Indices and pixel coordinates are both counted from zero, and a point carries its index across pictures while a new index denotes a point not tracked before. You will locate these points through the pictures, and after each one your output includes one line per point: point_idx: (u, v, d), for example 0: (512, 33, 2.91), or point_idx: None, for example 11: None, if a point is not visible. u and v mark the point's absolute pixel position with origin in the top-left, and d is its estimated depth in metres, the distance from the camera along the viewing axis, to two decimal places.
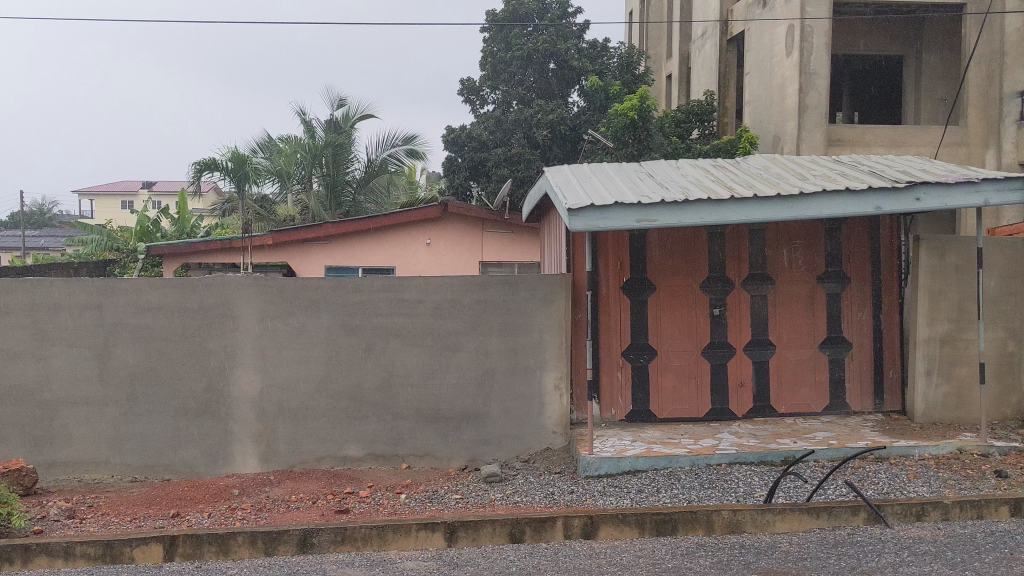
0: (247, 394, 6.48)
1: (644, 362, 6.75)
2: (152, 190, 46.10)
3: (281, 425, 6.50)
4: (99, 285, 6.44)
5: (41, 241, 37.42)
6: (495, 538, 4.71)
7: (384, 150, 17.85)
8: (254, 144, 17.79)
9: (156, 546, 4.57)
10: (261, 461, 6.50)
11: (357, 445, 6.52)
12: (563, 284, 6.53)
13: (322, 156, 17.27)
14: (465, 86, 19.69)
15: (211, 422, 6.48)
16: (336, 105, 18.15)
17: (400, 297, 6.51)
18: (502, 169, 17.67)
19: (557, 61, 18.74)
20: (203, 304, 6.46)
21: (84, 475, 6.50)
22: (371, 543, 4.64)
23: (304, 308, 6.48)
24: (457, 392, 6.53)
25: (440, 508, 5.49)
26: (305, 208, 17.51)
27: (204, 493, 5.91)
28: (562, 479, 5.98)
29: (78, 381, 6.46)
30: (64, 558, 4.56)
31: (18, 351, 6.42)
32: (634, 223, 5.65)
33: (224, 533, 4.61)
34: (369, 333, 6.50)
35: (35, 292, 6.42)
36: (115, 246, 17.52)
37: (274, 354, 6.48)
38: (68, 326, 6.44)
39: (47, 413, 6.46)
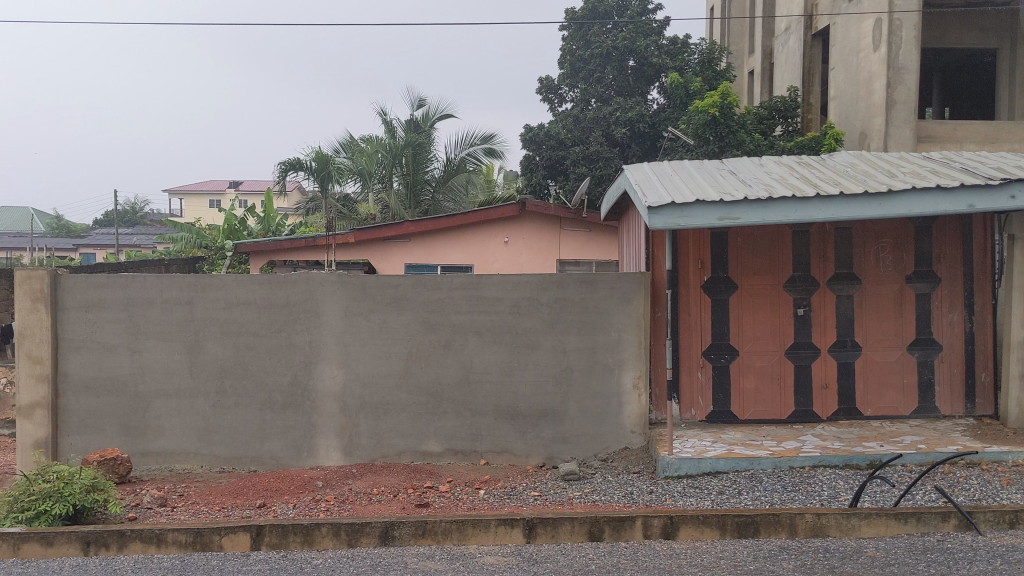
0: (331, 388, 6.62)
1: (725, 362, 6.67)
2: (238, 189, 47.26)
3: (362, 420, 6.61)
4: (191, 281, 6.65)
5: (133, 239, 38.78)
6: (574, 536, 4.72)
7: (463, 149, 18.02)
8: (338, 143, 18.20)
9: (243, 535, 4.71)
10: (344, 454, 6.63)
11: (436, 439, 6.59)
12: (642, 283, 6.49)
13: (402, 156, 17.55)
14: (543, 85, 19.81)
15: (296, 415, 6.63)
16: (416, 105, 18.36)
17: (478, 295, 6.56)
18: (581, 167, 17.52)
19: (637, 58, 18.64)
20: (289, 300, 6.61)
21: (175, 465, 6.69)
22: (451, 537, 4.71)
23: (385, 305, 6.58)
24: (536, 390, 6.55)
25: (518, 504, 5.51)
26: (385, 207, 17.78)
27: (289, 484, 6.05)
28: (640, 479, 5.95)
29: (170, 374, 6.66)
30: (157, 545, 4.73)
31: (114, 344, 6.65)
32: (716, 221, 5.60)
33: (309, 525, 4.72)
34: (448, 330, 6.57)
35: (130, 287, 6.65)
36: (203, 243, 17.99)
37: (357, 349, 6.60)
38: (161, 320, 6.65)
39: (141, 405, 6.67)
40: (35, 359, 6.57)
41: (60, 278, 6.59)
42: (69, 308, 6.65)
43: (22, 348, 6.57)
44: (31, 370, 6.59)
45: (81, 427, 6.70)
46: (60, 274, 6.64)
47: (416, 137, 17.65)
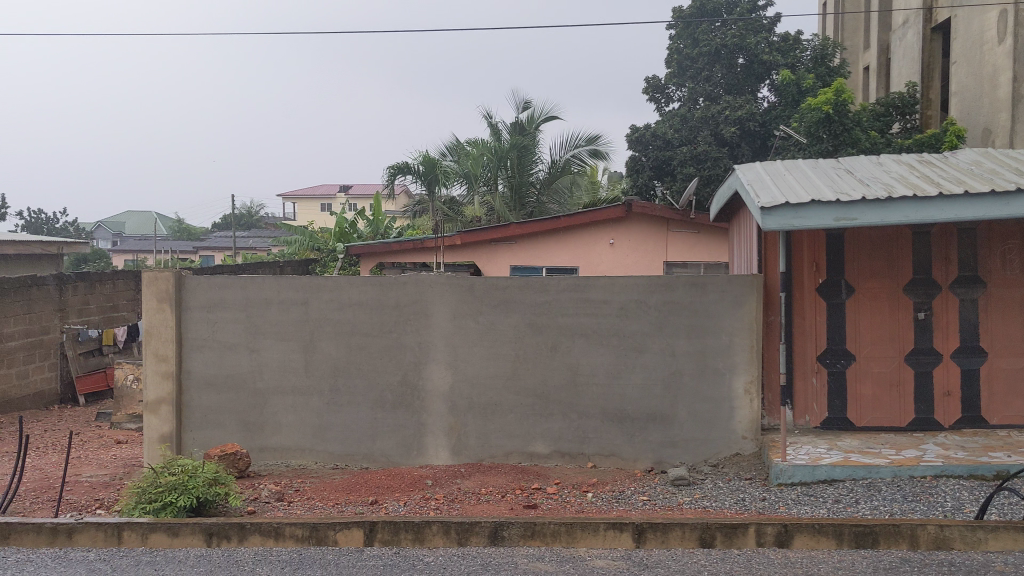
0: (440, 388, 6.70)
1: (841, 367, 6.47)
2: (348, 193, 48.42)
3: (470, 421, 6.67)
4: (306, 283, 6.83)
5: (250, 242, 40.18)
6: (685, 542, 4.66)
7: (568, 151, 17.92)
8: (444, 147, 18.52)
9: (357, 531, 4.82)
10: (452, 453, 6.71)
11: (544, 441, 6.60)
12: (754, 286, 6.36)
13: (507, 159, 17.65)
14: (650, 85, 19.64)
15: (406, 414, 6.75)
16: (522, 107, 18.44)
17: (585, 297, 6.54)
18: (688, 167, 17.28)
19: (746, 55, 18.30)
20: (399, 302, 6.73)
21: (291, 460, 6.89)
22: (560, 539, 4.71)
23: (493, 307, 6.63)
24: (644, 393, 6.49)
25: (627, 508, 5.48)
26: (491, 209, 17.90)
27: (400, 481, 6.15)
28: (752, 485, 5.83)
29: (287, 372, 6.86)
30: (275, 538, 4.88)
31: (235, 343, 6.90)
32: (831, 222, 5.46)
33: (420, 523, 4.81)
34: (555, 332, 6.57)
35: (249, 288, 6.88)
36: (315, 246, 18.57)
37: (465, 350, 6.67)
38: (278, 321, 6.86)
39: (259, 401, 6.89)
40: (161, 357, 6.88)
41: (184, 279, 6.88)
42: (193, 308, 6.92)
43: (150, 347, 6.88)
44: (158, 367, 6.89)
45: (203, 423, 6.97)
46: (184, 276, 6.93)
47: (522, 139, 17.67)
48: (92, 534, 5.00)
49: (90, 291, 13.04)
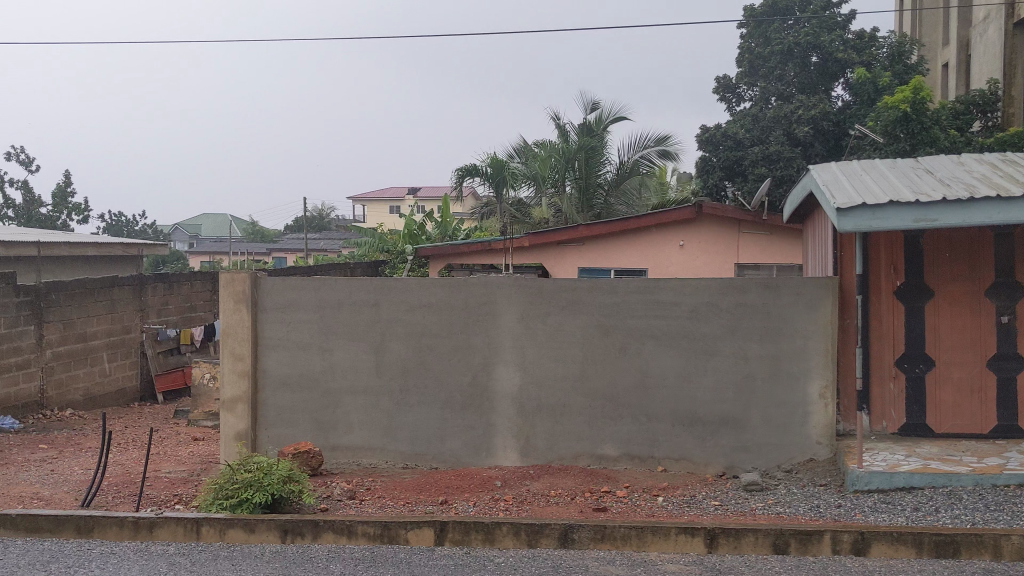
0: (509, 390, 6.72)
1: (920, 372, 6.30)
2: (417, 195, 48.87)
3: (539, 422, 6.67)
4: (377, 284, 6.91)
5: (321, 244, 40.81)
6: (758, 548, 4.60)
7: (636, 151, 17.82)
8: (512, 149, 18.67)
9: (428, 530, 4.88)
10: (521, 455, 6.72)
11: (613, 444, 6.56)
12: (830, 288, 6.24)
13: (575, 160, 17.60)
14: (720, 84, 19.39)
15: (475, 415, 6.78)
16: (590, 109, 18.41)
17: (656, 299, 6.49)
18: (760, 167, 17.09)
19: (820, 54, 17.95)
20: (468, 303, 6.77)
21: (363, 459, 6.98)
22: (630, 543, 4.69)
23: (562, 308, 6.62)
24: (716, 397, 6.41)
25: (698, 513, 5.42)
26: (558, 210, 17.86)
27: (469, 482, 6.17)
28: (827, 492, 5.72)
29: (358, 372, 6.96)
30: (348, 536, 4.96)
31: (308, 343, 7.01)
32: (910, 223, 5.33)
33: (490, 524, 4.84)
34: (624, 334, 6.53)
35: (322, 288, 6.99)
36: (385, 248, 18.82)
37: (534, 352, 6.67)
38: (350, 321, 6.96)
39: (332, 401, 7.00)
40: (237, 357, 7.02)
41: (260, 280, 7.01)
42: (267, 308, 7.06)
43: (227, 346, 7.03)
44: (234, 366, 7.04)
45: (278, 421, 7.10)
46: (260, 277, 7.06)
47: (590, 140, 17.60)
48: (172, 529, 5.14)
49: (169, 292, 13.40)
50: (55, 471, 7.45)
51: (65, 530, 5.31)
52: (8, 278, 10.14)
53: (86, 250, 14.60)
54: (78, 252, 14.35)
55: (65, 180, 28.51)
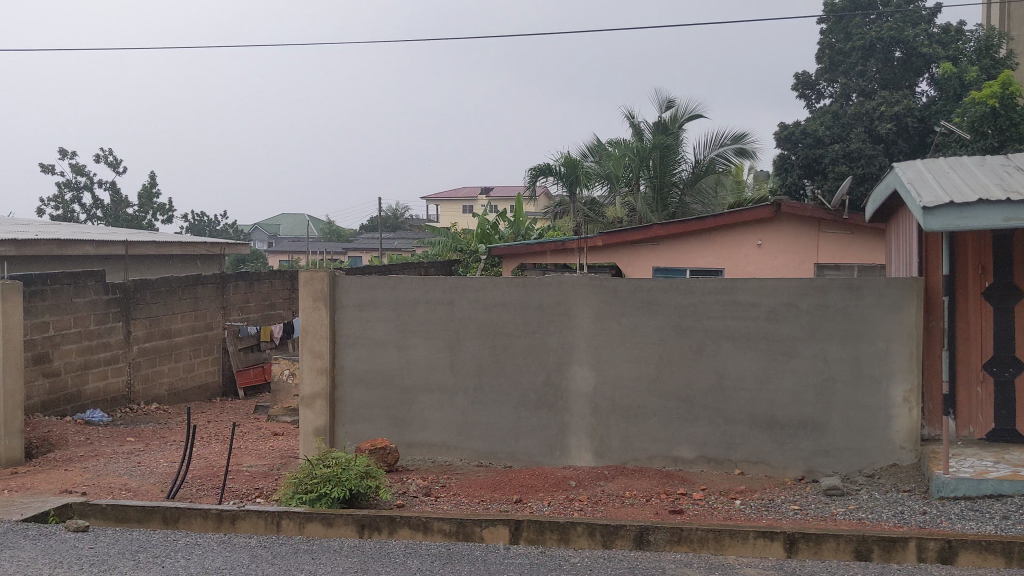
0: (583, 389, 6.70)
1: (1009, 376, 6.09)
2: (490, 195, 49.12)
3: (614, 422, 6.64)
4: (452, 283, 6.96)
5: (395, 243, 41.29)
6: (839, 554, 4.54)
7: (712, 150, 17.64)
8: (586, 148, 18.68)
9: (503, 529, 4.94)
10: (595, 455, 6.70)
11: (689, 446, 6.49)
12: (914, 288, 6.08)
13: (650, 159, 17.40)
14: (800, 80, 19.02)
15: (549, 415, 6.78)
16: (665, 107, 18.24)
17: (733, 299, 6.40)
18: (840, 166, 16.72)
19: (904, 48, 17.51)
20: (542, 302, 6.77)
21: (437, 456, 7.04)
22: (708, 546, 4.68)
23: (637, 309, 6.58)
24: (796, 399, 6.30)
25: (776, 517, 5.34)
26: (632, 209, 17.67)
27: (544, 481, 6.17)
28: (911, 498, 5.57)
29: (433, 370, 7.02)
30: (424, 532, 5.05)
31: (385, 341, 7.10)
32: (1001, 222, 5.15)
33: (565, 523, 4.87)
34: (701, 335, 6.46)
35: (398, 287, 7.07)
36: (458, 247, 18.95)
37: (609, 353, 6.64)
38: (426, 319, 7.02)
39: (407, 398, 7.08)
40: (317, 354, 7.16)
41: (338, 279, 7.13)
42: (345, 306, 7.17)
43: (307, 343, 7.17)
44: (313, 363, 7.18)
45: (354, 418, 7.21)
46: (338, 276, 7.18)
47: (665, 138, 17.35)
48: (254, 521, 5.27)
49: (250, 290, 13.71)
50: (142, 463, 7.69)
51: (153, 521, 5.49)
52: (98, 276, 10.49)
53: (171, 249, 15.02)
54: (164, 252, 14.78)
55: (150, 181, 29.35)
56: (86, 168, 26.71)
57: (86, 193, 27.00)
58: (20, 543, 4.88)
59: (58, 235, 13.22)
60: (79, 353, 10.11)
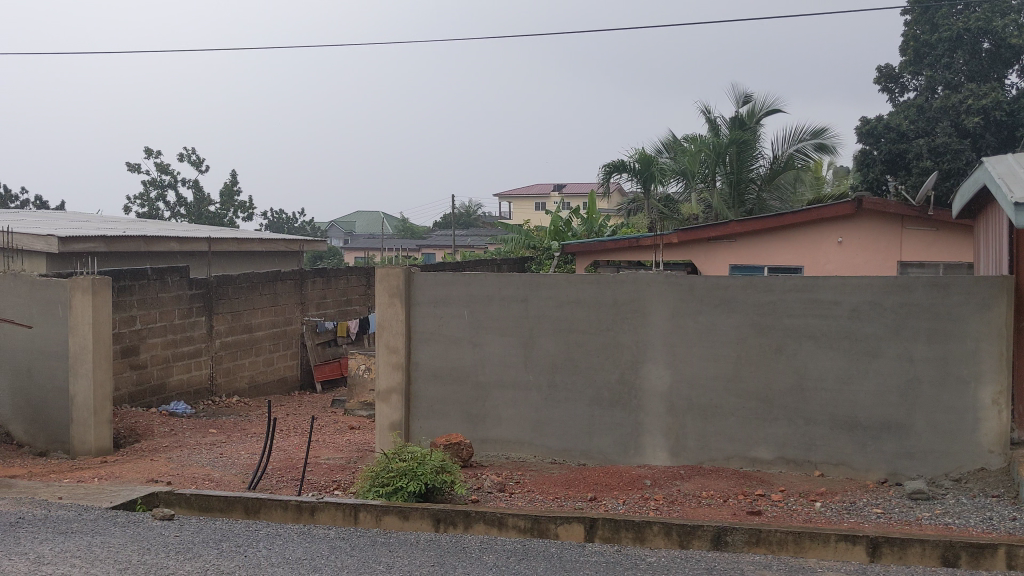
0: (658, 388, 6.64)
1: None
2: (563, 191, 49.10)
3: (690, 421, 6.56)
4: (526, 279, 6.97)
5: (468, 240, 41.58)
6: (925, 560, 4.43)
7: (791, 145, 17.30)
8: (661, 144, 18.88)
9: (578, 526, 4.97)
10: (670, 455, 6.63)
11: (767, 447, 6.38)
12: (1005, 287, 5.87)
13: (727, 155, 17.05)
14: (882, 74, 18.51)
15: (624, 413, 6.74)
16: (742, 101, 17.95)
17: (814, 298, 6.27)
18: (925, 161, 16.27)
19: (992, 39, 17.00)
20: (618, 300, 6.73)
21: (511, 453, 7.06)
22: (787, 548, 4.62)
23: (714, 307, 6.49)
24: (879, 400, 6.14)
25: (859, 520, 5.22)
26: (708, 206, 17.31)
27: (618, 479, 6.13)
28: (1001, 504, 5.38)
29: (507, 367, 7.04)
30: (499, 527, 5.09)
31: (459, 337, 7.15)
32: None
33: (641, 522, 4.86)
34: (780, 334, 6.34)
35: (472, 284, 7.10)
36: (532, 244, 18.98)
37: (685, 351, 6.57)
38: (500, 316, 7.04)
39: (481, 394, 7.11)
40: (392, 349, 7.24)
41: (414, 275, 7.18)
42: (421, 303, 7.23)
43: (382, 339, 7.26)
44: (389, 359, 7.26)
45: (429, 413, 7.27)
46: (414, 272, 7.25)
47: (742, 133, 16.94)
48: (332, 513, 5.38)
49: (328, 286, 13.93)
50: (224, 454, 7.89)
51: (235, 511, 5.63)
52: (182, 272, 10.79)
53: (252, 245, 15.37)
54: (245, 248, 15.13)
55: (231, 179, 30.01)
56: (170, 167, 27.45)
57: (170, 191, 27.75)
58: (110, 529, 5.06)
59: (145, 231, 13.64)
60: (164, 346, 10.40)
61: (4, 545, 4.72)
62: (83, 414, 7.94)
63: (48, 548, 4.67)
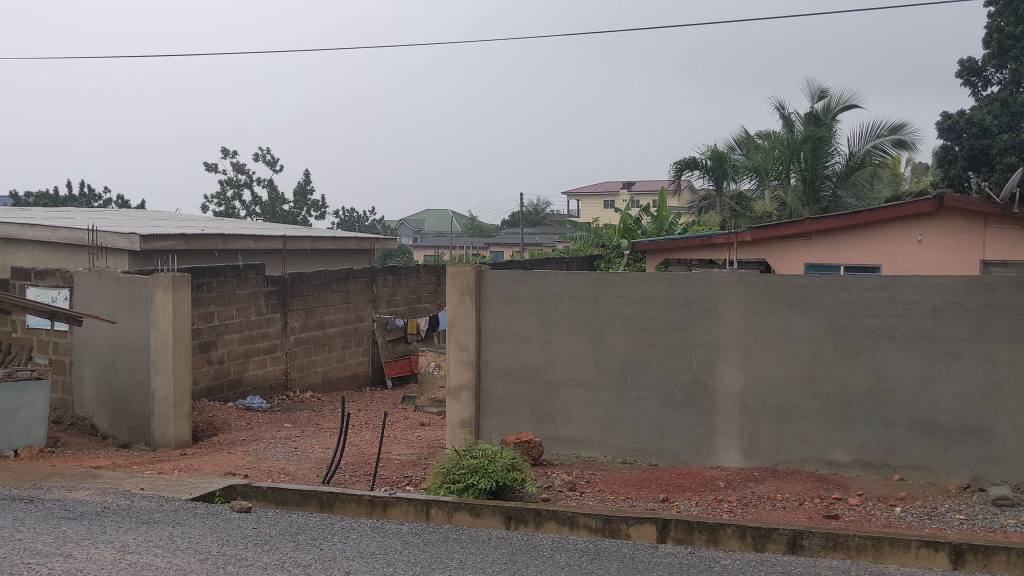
0: (732, 389, 6.55)
1: None
2: (632, 189, 48.81)
3: (764, 423, 6.46)
4: (597, 278, 6.94)
5: (536, 238, 41.62)
6: (1012, 568, 4.30)
7: (868, 141, 17.08)
8: (733, 141, 18.73)
9: (650, 527, 4.93)
10: (744, 456, 6.54)
11: (844, 449, 6.25)
12: None
13: (801, 152, 16.82)
14: (964, 67, 18.00)
15: (696, 413, 6.67)
16: (817, 97, 17.62)
17: (893, 297, 6.12)
18: (1010, 157, 15.65)
19: None
20: (690, 299, 6.66)
21: (582, 452, 7.04)
22: (866, 553, 4.52)
23: (790, 306, 6.38)
24: (960, 403, 5.96)
25: (941, 527, 5.07)
26: (782, 203, 17.05)
27: (691, 480, 6.07)
28: None
29: (578, 365, 7.02)
30: (570, 526, 5.08)
31: (529, 336, 7.15)
32: None
33: (714, 524, 4.80)
34: (857, 334, 6.21)
35: (542, 282, 7.10)
36: (601, 242, 18.94)
37: (759, 351, 6.47)
38: (570, 314, 7.03)
39: (551, 393, 7.11)
40: (462, 347, 7.28)
41: (484, 273, 7.21)
42: (490, 301, 7.26)
43: (453, 336, 7.32)
44: (459, 356, 7.30)
45: (500, 411, 7.29)
46: (484, 270, 7.28)
47: (817, 130, 16.70)
48: (404, 508, 5.44)
49: (398, 284, 14.07)
50: (299, 448, 8.03)
51: (310, 504, 5.72)
52: (258, 270, 11.02)
53: (325, 242, 15.60)
54: (318, 246, 15.37)
55: (305, 178, 30.49)
56: (246, 166, 28.01)
57: (246, 190, 28.33)
58: (191, 520, 5.19)
59: (221, 230, 13.95)
60: (240, 342, 10.63)
61: (91, 534, 4.87)
62: (163, 408, 8.17)
63: (131, 537, 4.80)
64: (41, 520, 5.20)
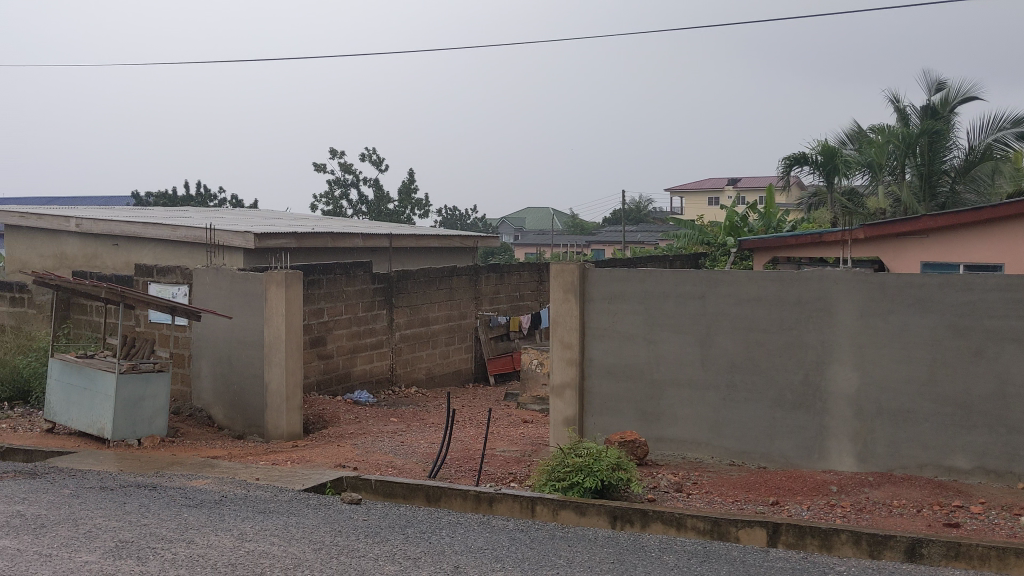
0: (846, 391, 6.36)
1: None
2: (737, 185, 47.90)
3: (879, 426, 6.26)
4: (705, 276, 6.84)
5: (639, 236, 41.28)
6: None
7: (989, 134, 16.12)
8: (844, 136, 18.24)
9: (760, 530, 4.84)
10: (858, 460, 6.34)
11: (965, 455, 6.00)
12: None
13: (917, 145, 16.35)
14: None
15: (808, 415, 6.50)
16: (934, 89, 16.97)
17: (1018, 298, 5.83)
18: None
19: None
20: (802, 299, 6.50)
21: (687, 453, 6.95)
22: (990, 565, 4.34)
23: (908, 306, 6.15)
24: None
25: None
26: (896, 199, 16.61)
27: (803, 484, 5.93)
28: None
29: (683, 364, 6.93)
30: (677, 527, 5.03)
31: (634, 334, 7.10)
32: None
33: (828, 529, 4.69)
34: (980, 336, 5.95)
35: (646, 281, 7.03)
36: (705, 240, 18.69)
37: (874, 352, 6.26)
38: (676, 313, 6.95)
39: (656, 392, 7.04)
40: (566, 345, 7.28)
41: (588, 271, 7.19)
42: (594, 299, 7.24)
43: (556, 334, 7.33)
44: (563, 354, 7.31)
45: (603, 409, 7.27)
46: (588, 268, 7.25)
47: (934, 123, 16.21)
48: (510, 504, 5.48)
49: (500, 282, 14.16)
50: (405, 442, 8.18)
51: (417, 498, 5.82)
52: (365, 267, 11.24)
53: (429, 241, 15.81)
54: (423, 244, 15.59)
55: (408, 178, 30.95)
56: (353, 166, 28.59)
57: (353, 190, 28.93)
58: (304, 511, 5.34)
59: (330, 228, 14.30)
60: (348, 337, 10.88)
61: (211, 521, 5.05)
62: (276, 400, 8.41)
63: (249, 526, 4.97)
64: (164, 506, 5.42)
